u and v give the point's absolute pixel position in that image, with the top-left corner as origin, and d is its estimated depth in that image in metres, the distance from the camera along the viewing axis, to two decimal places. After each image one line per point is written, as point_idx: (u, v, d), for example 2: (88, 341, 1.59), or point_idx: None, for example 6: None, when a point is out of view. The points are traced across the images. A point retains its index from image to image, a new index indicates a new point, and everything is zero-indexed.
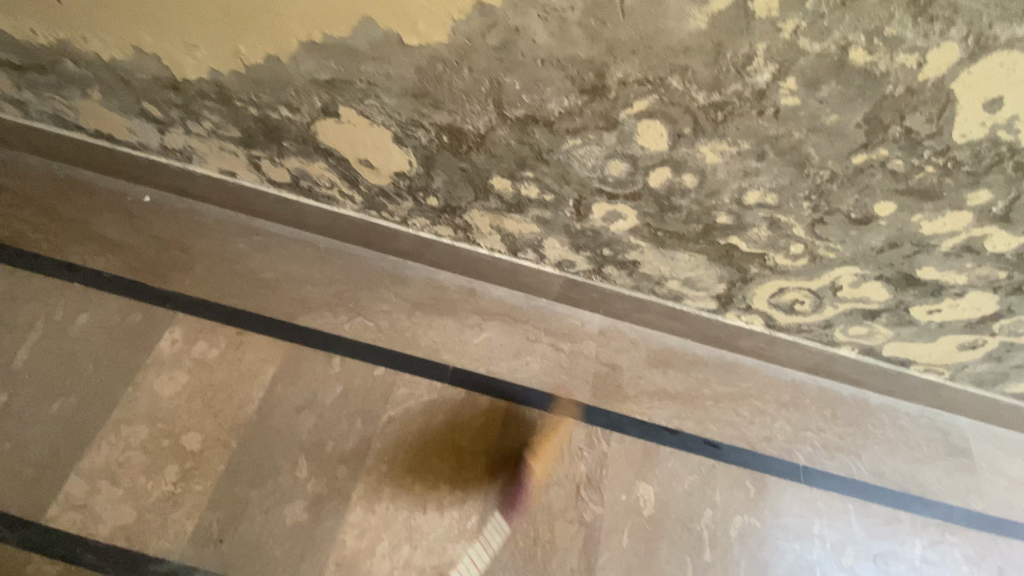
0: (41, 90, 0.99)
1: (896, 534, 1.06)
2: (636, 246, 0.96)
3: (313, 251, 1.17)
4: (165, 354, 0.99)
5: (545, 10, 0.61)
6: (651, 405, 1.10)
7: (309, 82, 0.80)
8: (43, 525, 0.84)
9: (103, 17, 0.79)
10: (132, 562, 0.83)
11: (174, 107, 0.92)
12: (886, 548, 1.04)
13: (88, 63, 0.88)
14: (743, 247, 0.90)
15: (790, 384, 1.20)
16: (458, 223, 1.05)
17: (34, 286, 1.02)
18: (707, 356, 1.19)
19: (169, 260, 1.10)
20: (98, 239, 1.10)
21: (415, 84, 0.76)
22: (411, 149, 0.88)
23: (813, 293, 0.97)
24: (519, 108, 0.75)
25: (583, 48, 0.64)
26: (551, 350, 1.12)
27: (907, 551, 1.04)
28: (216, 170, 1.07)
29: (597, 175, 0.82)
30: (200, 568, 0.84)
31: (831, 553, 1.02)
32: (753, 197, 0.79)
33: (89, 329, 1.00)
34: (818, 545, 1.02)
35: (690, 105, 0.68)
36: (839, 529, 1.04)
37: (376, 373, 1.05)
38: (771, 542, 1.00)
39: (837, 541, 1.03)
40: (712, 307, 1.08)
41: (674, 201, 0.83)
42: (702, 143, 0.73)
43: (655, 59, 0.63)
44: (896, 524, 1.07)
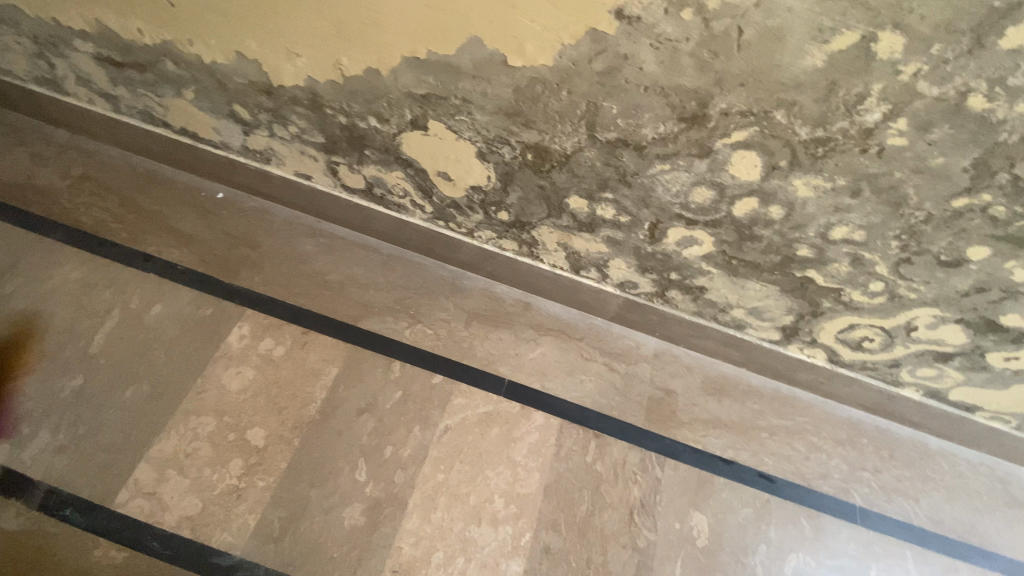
0: (135, 88, 1.02)
1: None
2: (706, 273, 0.96)
3: (375, 256, 1.19)
4: (234, 349, 1.02)
5: (659, 40, 0.62)
6: (705, 433, 1.09)
7: (404, 95, 0.82)
8: (112, 510, 0.85)
9: (211, 23, 0.82)
10: (196, 553, 0.84)
11: (264, 110, 0.95)
12: None
13: (187, 64, 0.92)
14: (819, 281, 0.89)
15: (848, 423, 1.16)
16: (524, 238, 1.05)
17: (112, 274, 1.05)
18: (762, 388, 1.17)
19: (240, 256, 1.12)
20: (173, 232, 1.13)
21: (509, 103, 0.77)
22: (493, 165, 0.89)
23: (884, 332, 0.96)
24: (612, 131, 0.76)
25: (690, 78, 0.65)
26: (606, 370, 1.12)
27: None
28: (292, 172, 1.10)
29: (680, 200, 0.83)
30: (261, 565, 0.84)
31: None
32: (840, 233, 0.79)
33: (162, 320, 1.02)
34: None
35: (791, 139, 0.68)
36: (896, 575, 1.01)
37: (434, 381, 1.05)
38: None
39: None
40: (775, 338, 1.07)
41: (755, 231, 0.83)
42: (796, 176, 0.72)
43: (763, 93, 0.64)
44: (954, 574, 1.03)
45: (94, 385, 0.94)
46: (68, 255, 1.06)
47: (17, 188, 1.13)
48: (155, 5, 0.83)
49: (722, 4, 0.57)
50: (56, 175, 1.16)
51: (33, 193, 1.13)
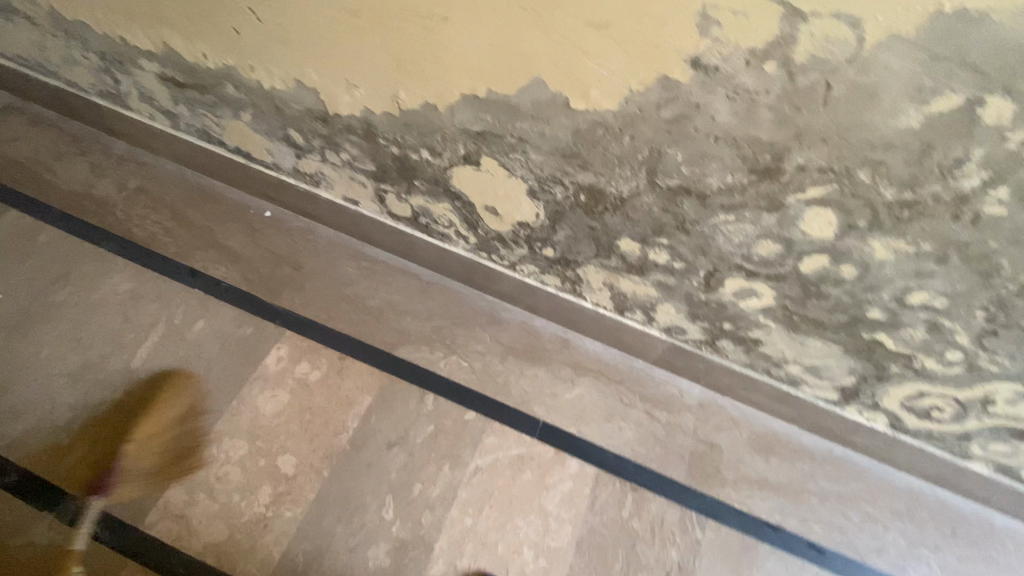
0: (195, 107, 1.04)
1: None
2: (763, 326, 0.90)
3: (415, 282, 1.18)
4: (271, 371, 1.01)
5: (736, 90, 0.58)
6: (750, 494, 1.03)
7: (459, 131, 0.81)
8: (140, 530, 0.85)
9: (273, 52, 0.83)
10: None
11: (318, 136, 0.96)
12: None
13: (247, 88, 0.93)
14: (889, 345, 0.83)
15: (906, 492, 1.08)
16: (568, 275, 1.01)
17: (159, 288, 1.07)
18: (815, 447, 1.10)
19: (282, 276, 1.13)
20: (220, 249, 1.14)
21: (567, 144, 0.74)
22: (543, 203, 0.87)
23: (957, 403, 0.88)
24: (674, 178, 0.72)
25: (766, 131, 0.61)
26: (646, 417, 1.07)
27: None
28: (339, 197, 1.11)
29: (742, 252, 0.78)
30: None
31: None
32: (919, 298, 0.73)
33: (203, 337, 1.03)
34: None
35: (873, 200, 0.63)
36: None
37: (467, 418, 1.01)
38: None
39: None
40: (832, 399, 1.00)
41: (823, 288, 0.78)
42: (875, 238, 0.67)
43: (848, 151, 0.59)
44: None
45: (133, 400, 0.95)
46: (118, 267, 1.09)
47: (77, 198, 1.17)
48: (220, 32, 0.84)
49: (811, 58, 0.53)
50: (113, 186, 1.20)
51: (91, 203, 1.17)
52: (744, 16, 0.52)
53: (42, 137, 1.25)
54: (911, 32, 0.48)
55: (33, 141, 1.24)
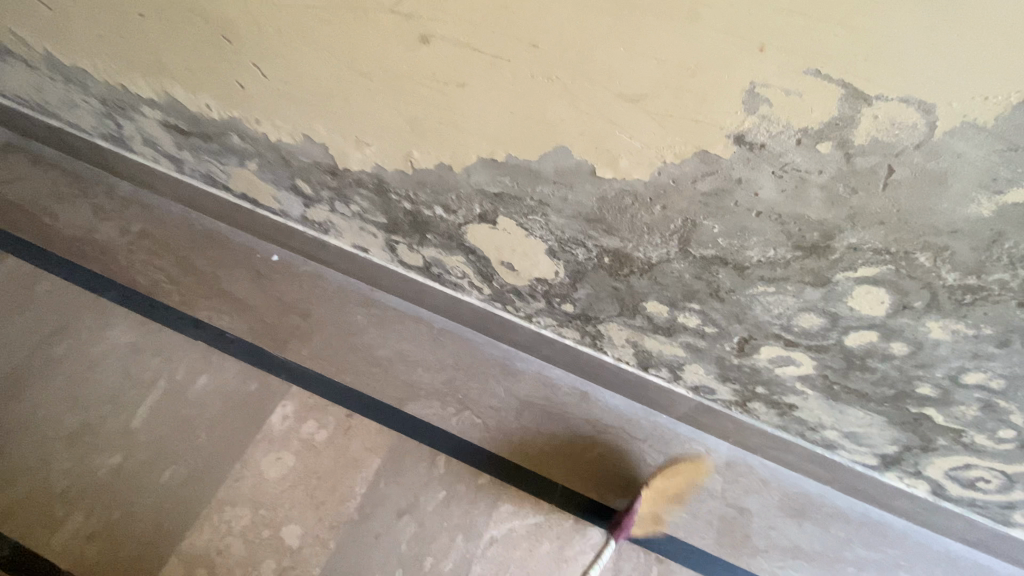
0: (199, 154, 1.00)
1: None
2: (799, 392, 0.84)
3: (425, 330, 1.13)
4: (276, 431, 0.96)
5: (784, 168, 0.53)
6: (782, 563, 0.96)
7: (475, 191, 0.76)
8: None
9: (279, 106, 0.78)
10: None
11: (327, 188, 0.92)
12: None
13: (252, 140, 0.88)
14: (938, 419, 0.76)
15: (943, 557, 0.98)
16: (588, 330, 0.96)
17: (161, 341, 1.03)
18: (849, 511, 1.02)
19: (289, 326, 1.09)
20: (225, 296, 1.10)
21: (592, 210, 0.69)
22: (563, 263, 0.81)
23: (1007, 476, 0.80)
24: (709, 249, 0.66)
25: (816, 210, 0.56)
26: (670, 480, 1.02)
27: None
28: (349, 244, 1.07)
29: (781, 322, 0.72)
30: None
31: None
32: (973, 378, 0.66)
33: (206, 394, 0.98)
34: None
35: (932, 282, 0.57)
36: None
37: (481, 482, 0.97)
38: None
39: None
40: (871, 464, 0.94)
41: (869, 362, 0.72)
42: (931, 318, 0.61)
43: (906, 233, 0.53)
44: None
45: (132, 465, 0.90)
46: (120, 318, 1.05)
47: (78, 242, 1.13)
48: (223, 85, 0.80)
49: (872, 141, 0.47)
50: (116, 229, 1.16)
51: (92, 248, 1.13)
52: (798, 95, 0.47)
53: (43, 176, 1.21)
54: (990, 121, 0.43)
55: (34, 181, 1.20)
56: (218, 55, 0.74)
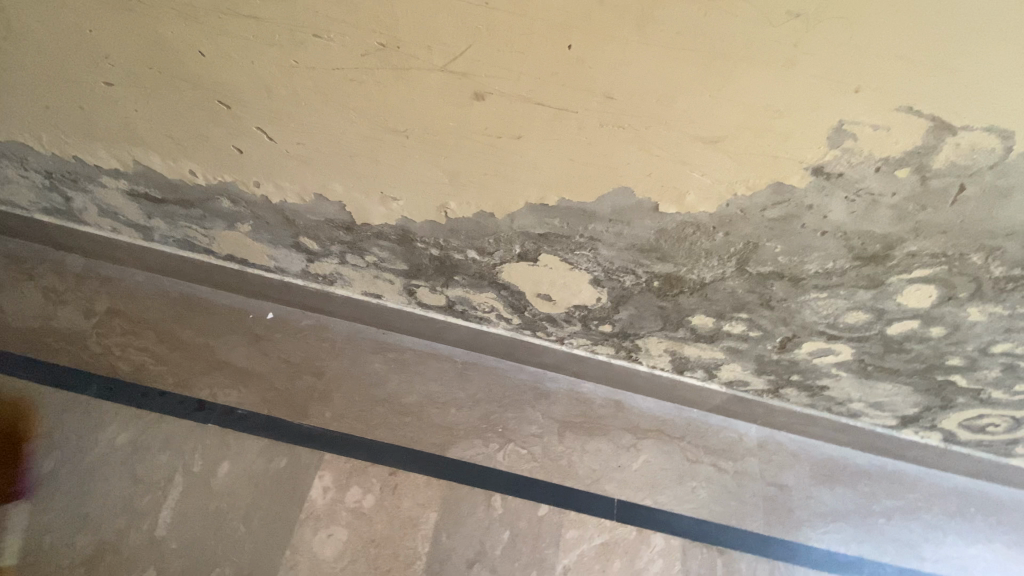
0: (176, 221, 0.89)
1: None
2: (832, 374, 0.89)
3: (449, 366, 1.09)
4: (319, 506, 0.90)
5: (857, 193, 0.54)
6: (825, 528, 1.02)
7: (518, 233, 0.73)
8: None
9: (286, 168, 0.70)
10: None
11: (338, 242, 0.84)
12: None
13: (247, 203, 0.79)
14: (961, 382, 0.83)
15: (953, 491, 1.09)
16: (625, 345, 0.95)
17: (165, 432, 0.92)
18: (870, 465, 1.11)
19: (305, 389, 1.01)
20: (225, 368, 1.00)
21: (647, 241, 0.68)
22: (608, 289, 0.80)
23: (1016, 420, 0.91)
24: (767, 266, 0.67)
25: (882, 226, 0.58)
26: (714, 471, 1.05)
27: None
28: (357, 291, 0.99)
29: (827, 320, 0.76)
30: None
31: None
32: (1001, 347, 0.73)
33: (233, 482, 0.90)
34: None
35: (980, 276, 0.62)
36: None
37: (541, 513, 0.96)
38: None
39: None
40: (890, 424, 1.02)
41: (906, 344, 0.77)
42: (973, 305, 0.66)
43: (964, 239, 0.57)
44: None
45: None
46: (109, 415, 0.93)
47: (32, 334, 0.98)
48: (214, 150, 0.70)
49: (950, 165, 0.50)
50: (77, 312, 1.02)
51: (54, 339, 0.98)
52: (885, 130, 0.48)
53: None
54: None
55: None
56: (211, 120, 0.65)
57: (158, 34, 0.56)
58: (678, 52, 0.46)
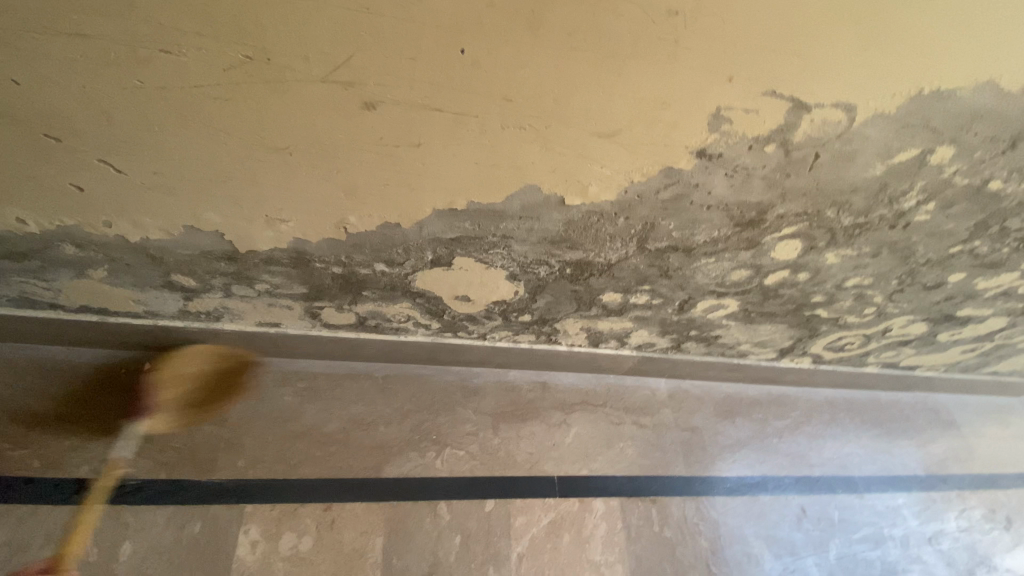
0: (5, 279, 0.74)
1: (937, 511, 1.16)
2: (722, 324, 0.99)
3: (369, 383, 1.04)
4: (248, 563, 0.81)
5: (734, 169, 0.60)
6: (733, 457, 1.15)
7: (427, 240, 0.70)
8: None
9: (144, 203, 0.60)
10: None
11: (221, 275, 0.74)
12: (935, 528, 1.13)
13: (99, 246, 0.67)
14: (824, 314, 0.98)
15: (824, 403, 1.30)
16: (544, 330, 0.98)
17: (35, 528, 0.77)
18: (760, 395, 1.27)
19: (208, 441, 0.90)
20: (101, 437, 0.86)
21: (556, 233, 0.69)
22: (523, 282, 0.81)
23: (865, 336, 1.10)
24: (664, 242, 0.72)
25: (757, 194, 0.64)
26: (637, 429, 1.12)
27: (946, 525, 1.14)
28: (252, 322, 0.90)
29: (717, 281, 0.84)
30: None
31: (902, 549, 1.09)
32: (852, 281, 0.87)
33: (136, 565, 0.78)
34: (892, 546, 1.09)
35: (833, 227, 0.72)
36: (898, 525, 1.12)
37: (489, 509, 0.95)
38: (862, 557, 1.06)
39: (903, 536, 1.11)
40: (772, 357, 1.17)
41: (780, 290, 0.88)
42: (830, 251, 0.78)
43: (819, 198, 0.66)
44: (932, 501, 1.18)
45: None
46: None
47: None
48: (47, 190, 0.59)
49: (807, 137, 0.57)
50: None
51: None
52: (755, 112, 0.53)
53: None
54: (892, 110, 0.55)
55: None
56: (39, 155, 0.55)
57: None
58: (569, 52, 0.46)
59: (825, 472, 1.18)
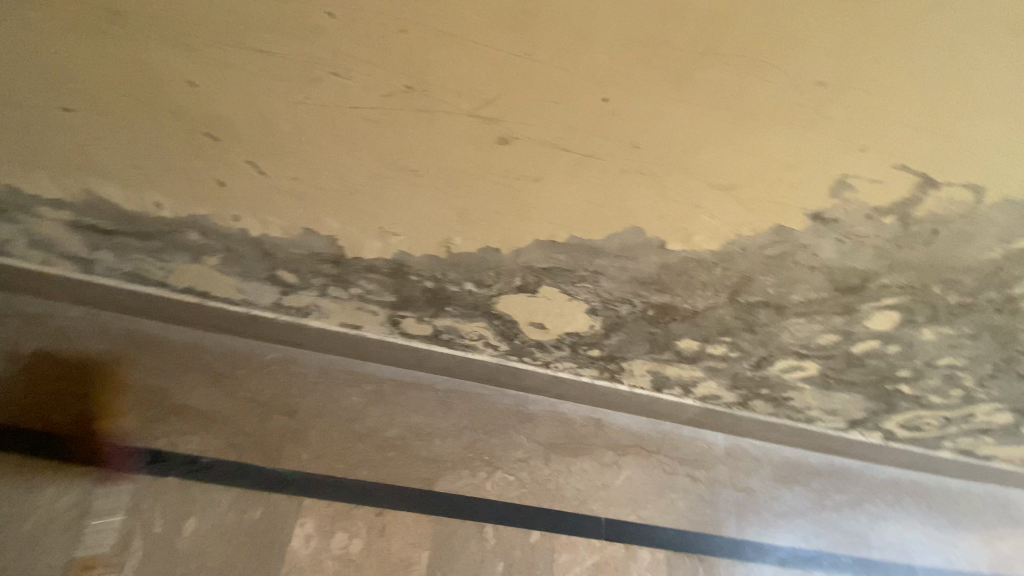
0: (127, 253, 0.80)
1: None
2: (797, 387, 0.97)
3: (429, 395, 1.05)
4: (302, 557, 0.84)
5: (846, 235, 0.59)
6: (787, 526, 1.10)
7: (521, 266, 0.72)
8: None
9: (274, 203, 0.65)
10: None
11: (322, 275, 0.79)
12: None
13: (222, 236, 0.73)
14: (906, 390, 0.94)
15: (890, 483, 1.22)
16: (610, 367, 0.97)
17: (117, 490, 0.82)
18: (820, 464, 1.21)
19: (277, 429, 0.93)
20: (183, 412, 0.91)
21: (649, 275, 0.70)
22: (603, 317, 0.81)
23: (945, 418, 1.04)
24: (757, 296, 0.72)
25: (864, 262, 0.63)
26: (690, 482, 1.09)
27: None
28: (335, 322, 0.94)
29: (801, 342, 0.82)
30: None
31: None
32: (944, 361, 0.83)
33: (201, 541, 0.82)
34: None
35: (937, 303, 0.70)
36: None
37: (534, 540, 0.95)
38: None
39: None
40: (840, 426, 1.12)
41: (865, 360, 0.85)
42: (928, 327, 0.75)
43: (929, 274, 0.64)
44: None
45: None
46: (43, 477, 0.81)
47: None
48: (190, 183, 0.64)
49: (929, 213, 0.56)
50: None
51: None
52: (881, 183, 0.53)
53: None
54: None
55: None
56: (192, 152, 0.59)
57: (140, 61, 0.50)
58: (709, 110, 0.48)
59: (884, 556, 1.11)
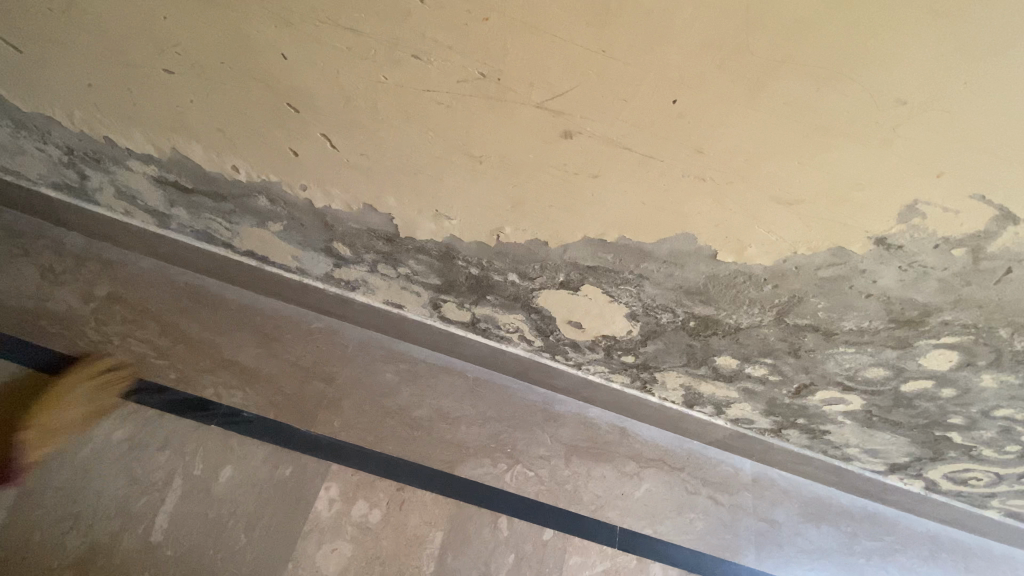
0: (200, 212, 0.85)
1: None
2: (837, 421, 0.93)
3: (459, 381, 1.07)
4: (324, 519, 0.87)
5: (910, 263, 0.57)
6: (810, 565, 1.06)
7: (566, 263, 0.73)
8: None
9: (340, 176, 0.69)
10: None
11: (374, 252, 0.83)
12: None
13: (287, 204, 0.77)
14: (956, 439, 0.89)
15: (926, 536, 1.16)
16: (642, 376, 0.97)
17: (165, 431, 0.88)
18: (853, 508, 1.15)
19: (314, 395, 0.98)
20: (231, 367, 0.96)
21: (695, 284, 0.69)
22: (641, 324, 0.81)
23: (996, 475, 0.98)
24: (806, 319, 0.70)
25: (925, 295, 0.61)
26: (711, 504, 1.07)
27: None
28: (380, 299, 0.98)
29: (847, 373, 0.79)
30: None
31: None
32: (1002, 412, 0.79)
33: (234, 489, 0.86)
34: None
35: (1002, 348, 0.66)
36: None
37: (546, 538, 0.95)
38: None
39: None
40: (879, 469, 1.07)
41: (915, 401, 0.81)
42: (988, 372, 0.71)
43: (995, 315, 0.61)
44: None
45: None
46: (102, 409, 0.87)
47: (25, 317, 0.92)
48: (267, 150, 0.68)
49: (1004, 250, 0.53)
50: (74, 295, 0.96)
51: (47, 322, 0.93)
52: (954, 212, 0.51)
53: None
54: None
55: None
56: (273, 121, 0.63)
57: (240, 31, 0.53)
58: (779, 120, 0.47)
59: None
